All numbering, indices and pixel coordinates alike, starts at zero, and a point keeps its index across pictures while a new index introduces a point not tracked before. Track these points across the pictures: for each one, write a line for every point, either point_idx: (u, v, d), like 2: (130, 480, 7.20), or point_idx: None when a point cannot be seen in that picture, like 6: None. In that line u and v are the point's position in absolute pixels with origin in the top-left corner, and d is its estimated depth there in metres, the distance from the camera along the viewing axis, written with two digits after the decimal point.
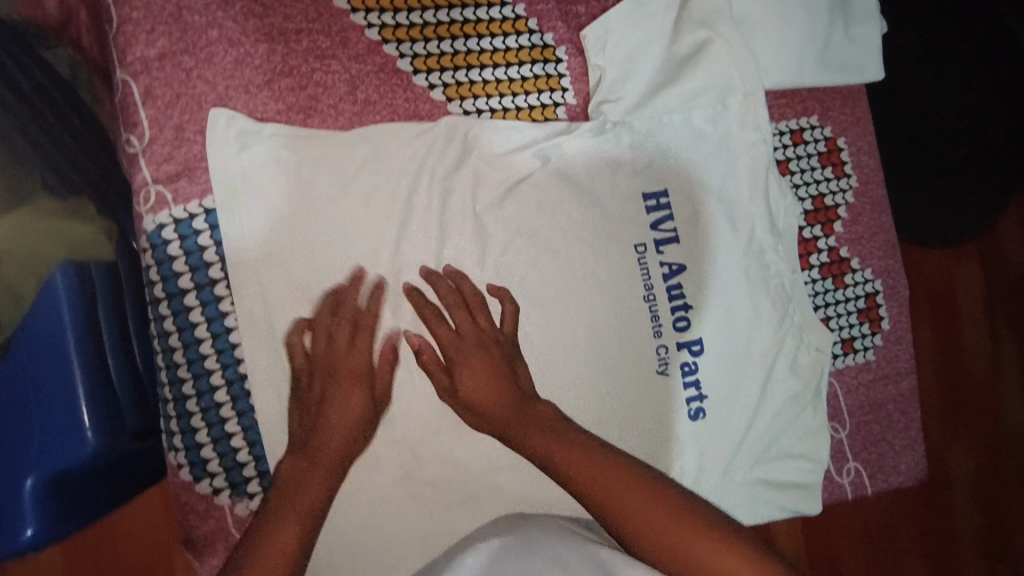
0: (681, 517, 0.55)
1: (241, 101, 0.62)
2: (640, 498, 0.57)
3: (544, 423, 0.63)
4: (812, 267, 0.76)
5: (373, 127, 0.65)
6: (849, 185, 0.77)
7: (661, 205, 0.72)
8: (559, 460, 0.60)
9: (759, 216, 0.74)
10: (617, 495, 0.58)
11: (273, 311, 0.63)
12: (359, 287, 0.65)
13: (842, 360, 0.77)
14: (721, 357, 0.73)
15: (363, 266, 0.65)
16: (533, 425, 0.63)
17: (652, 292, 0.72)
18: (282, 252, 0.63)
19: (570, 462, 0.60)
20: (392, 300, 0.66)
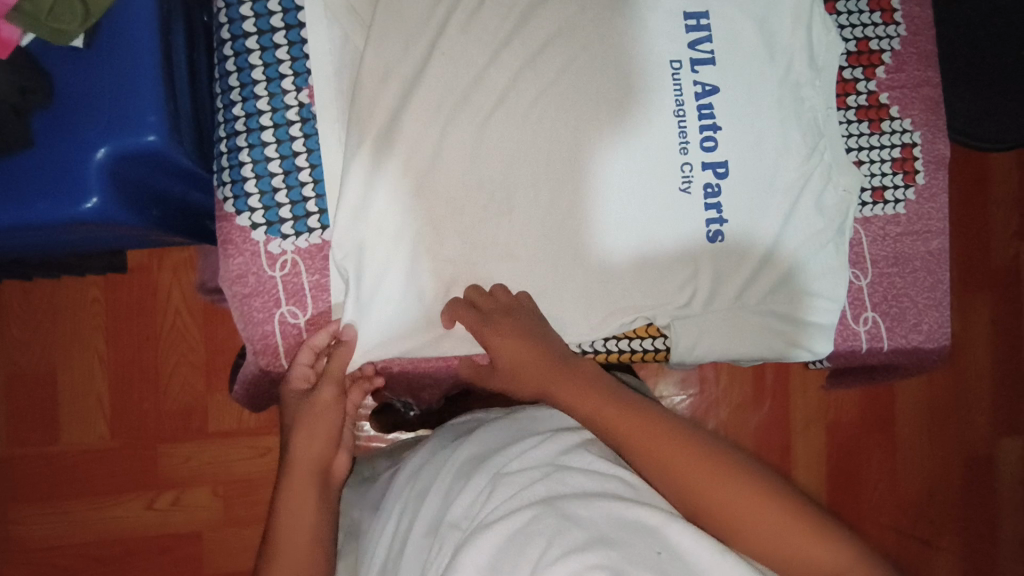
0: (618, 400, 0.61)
1: None
2: (669, 446, 0.56)
3: (592, 384, 0.63)
4: (847, 108, 0.76)
5: None
6: (898, 32, 0.77)
7: (701, 26, 0.73)
8: (563, 390, 0.63)
9: (799, 48, 0.74)
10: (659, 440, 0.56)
11: (318, 70, 0.67)
12: (394, 65, 0.68)
13: (870, 209, 0.77)
14: (744, 183, 0.74)
15: (406, 43, 0.68)
16: (544, 377, 0.65)
17: (683, 109, 0.73)
18: (325, 23, 0.68)
19: (621, 418, 0.59)
20: (428, 81, 0.68)
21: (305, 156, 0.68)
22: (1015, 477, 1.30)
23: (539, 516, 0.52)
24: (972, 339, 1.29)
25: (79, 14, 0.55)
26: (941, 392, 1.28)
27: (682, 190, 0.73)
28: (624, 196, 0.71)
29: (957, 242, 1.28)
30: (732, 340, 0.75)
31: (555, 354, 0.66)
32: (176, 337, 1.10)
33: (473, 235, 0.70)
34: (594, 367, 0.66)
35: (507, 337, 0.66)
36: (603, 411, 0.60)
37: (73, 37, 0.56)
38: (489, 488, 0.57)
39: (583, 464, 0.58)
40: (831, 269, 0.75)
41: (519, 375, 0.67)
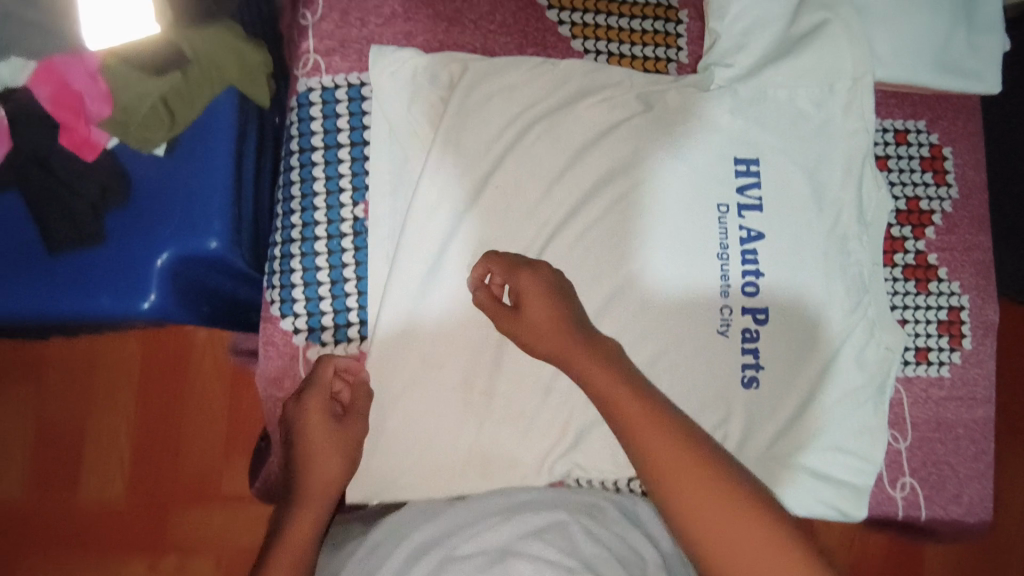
0: (647, 407, 0.56)
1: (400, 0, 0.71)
2: (698, 482, 0.53)
3: (625, 378, 0.58)
4: (895, 264, 0.75)
5: (504, 59, 0.72)
6: (948, 194, 0.77)
7: (750, 172, 0.75)
8: (580, 364, 0.60)
9: (848, 203, 0.75)
10: (678, 472, 0.53)
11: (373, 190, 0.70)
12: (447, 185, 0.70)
13: (913, 368, 0.75)
14: (784, 332, 0.73)
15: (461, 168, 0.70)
16: (563, 347, 0.61)
17: (727, 251, 0.74)
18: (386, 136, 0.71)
19: (649, 437, 0.55)
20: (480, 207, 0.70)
21: (353, 268, 0.70)
22: None
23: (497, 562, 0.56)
24: None
25: (164, 125, 0.60)
26: None
27: (720, 332, 0.73)
28: (670, 265, 0.72)
29: None
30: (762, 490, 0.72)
31: (583, 333, 0.61)
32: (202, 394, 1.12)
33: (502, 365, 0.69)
34: (618, 348, 0.61)
35: (531, 297, 0.62)
36: (631, 414, 0.56)
37: (157, 143, 0.60)
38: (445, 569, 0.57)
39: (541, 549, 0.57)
40: (870, 427, 0.73)
41: (529, 339, 0.63)
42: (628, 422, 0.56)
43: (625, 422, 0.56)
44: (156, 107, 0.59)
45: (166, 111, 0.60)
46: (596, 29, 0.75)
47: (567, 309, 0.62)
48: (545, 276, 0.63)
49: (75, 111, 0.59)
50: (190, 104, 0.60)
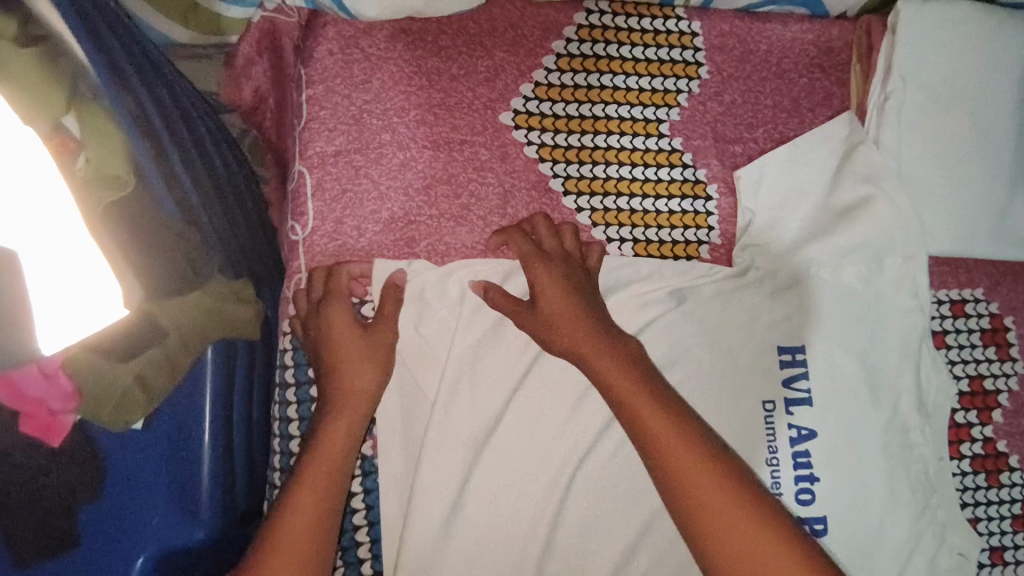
0: (685, 437, 0.54)
1: (398, 201, 0.63)
2: (735, 532, 0.51)
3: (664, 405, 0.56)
4: (961, 456, 0.68)
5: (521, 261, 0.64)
6: (1014, 369, 0.70)
7: (796, 361, 0.67)
8: (624, 398, 0.56)
9: (906, 390, 0.67)
10: (730, 504, 0.52)
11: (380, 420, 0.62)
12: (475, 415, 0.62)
13: (987, 571, 0.68)
14: (847, 545, 0.65)
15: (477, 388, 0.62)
16: (581, 339, 0.59)
17: (776, 456, 0.66)
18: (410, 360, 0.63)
19: (691, 468, 0.53)
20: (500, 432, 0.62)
21: (363, 512, 0.62)
22: None
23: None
24: None
25: (141, 403, 0.52)
26: None
27: None
28: None
29: None
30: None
31: (649, 379, 0.57)
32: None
33: None
34: (640, 349, 0.59)
35: (555, 275, 0.61)
36: (701, 490, 0.52)
37: (131, 422, 0.53)
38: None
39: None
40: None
41: (581, 349, 0.58)
42: (665, 447, 0.54)
43: (653, 440, 0.54)
44: (131, 388, 0.51)
45: (143, 390, 0.52)
46: (618, 213, 0.66)
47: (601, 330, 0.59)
48: (597, 257, 0.64)
49: (34, 399, 0.50)
50: (171, 376, 0.52)
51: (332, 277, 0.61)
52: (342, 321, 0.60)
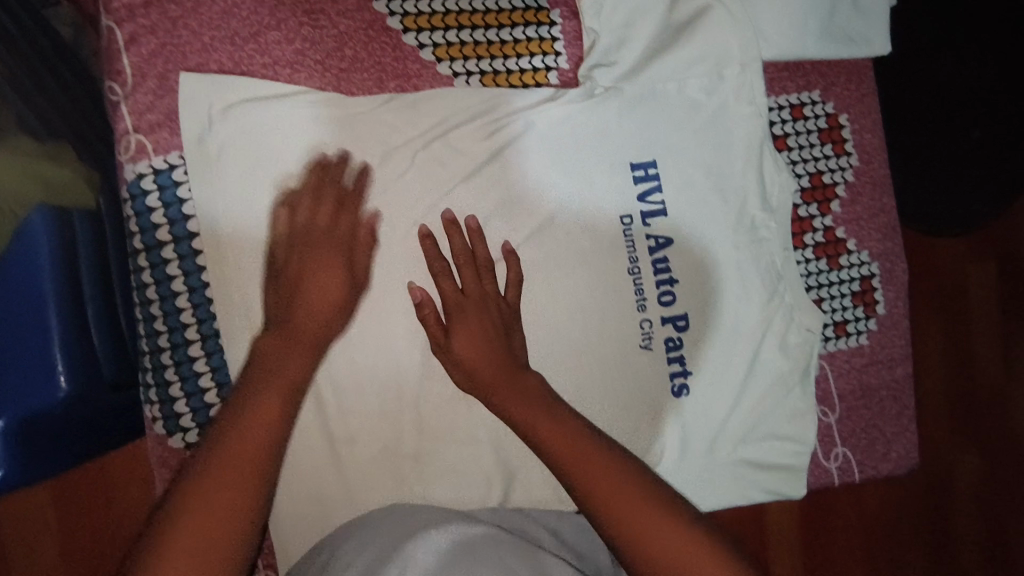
0: (551, 417, 0.58)
1: (226, 51, 0.62)
2: (626, 500, 0.53)
3: (532, 395, 0.60)
4: (805, 245, 0.74)
5: (370, 104, 0.65)
6: (849, 163, 0.75)
7: (649, 176, 0.71)
8: (495, 394, 0.61)
9: (751, 190, 0.73)
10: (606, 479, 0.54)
11: (235, 279, 0.62)
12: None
13: (833, 344, 0.76)
14: (707, 337, 0.72)
15: None
16: (475, 341, 0.62)
17: (637, 266, 0.71)
18: (240, 211, 0.62)
19: (567, 448, 0.56)
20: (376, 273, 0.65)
21: (210, 376, 0.63)
22: None
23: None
24: None
25: None
26: None
27: (643, 347, 0.72)
28: (575, 303, 0.70)
29: None
30: (683, 496, 0.73)
31: (516, 359, 0.62)
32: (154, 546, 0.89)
33: (427, 424, 0.66)
34: (543, 386, 0.61)
35: (472, 332, 0.62)
36: (578, 467, 0.55)
37: None
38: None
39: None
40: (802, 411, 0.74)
41: (506, 404, 0.60)
42: (543, 436, 0.57)
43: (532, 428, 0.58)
44: None
45: None
46: (460, 47, 0.67)
47: (496, 332, 0.62)
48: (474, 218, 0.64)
49: None
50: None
51: (287, 216, 0.60)
52: (302, 211, 0.61)
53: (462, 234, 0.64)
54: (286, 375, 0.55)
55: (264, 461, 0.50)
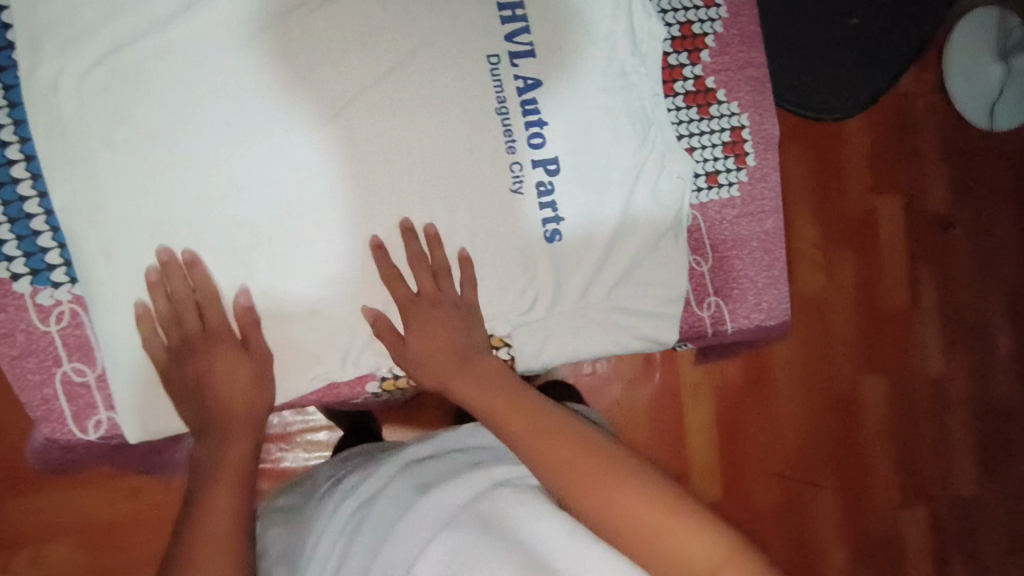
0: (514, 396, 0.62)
1: None
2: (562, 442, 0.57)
3: (492, 376, 0.65)
4: (675, 93, 0.75)
5: None
6: (718, 15, 0.76)
7: (517, 17, 0.70)
8: (449, 378, 0.66)
9: (621, 36, 0.72)
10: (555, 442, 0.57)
11: (70, 93, 0.61)
12: (166, 80, 0.62)
13: (705, 194, 0.77)
14: (577, 181, 0.72)
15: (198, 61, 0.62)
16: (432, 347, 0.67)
17: (505, 105, 0.70)
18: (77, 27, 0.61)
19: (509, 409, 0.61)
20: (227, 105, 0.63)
21: (36, 200, 0.63)
22: (891, 413, 1.47)
23: (481, 474, 0.61)
24: (848, 285, 1.45)
25: None
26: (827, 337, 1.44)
27: (514, 191, 0.71)
28: (443, 142, 0.69)
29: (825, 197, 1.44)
30: (551, 338, 0.75)
31: (467, 345, 0.67)
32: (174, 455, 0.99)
33: (286, 261, 0.66)
34: (500, 367, 0.67)
35: (432, 323, 0.67)
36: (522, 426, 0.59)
37: None
38: (395, 485, 0.62)
39: (505, 472, 0.62)
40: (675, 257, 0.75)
41: (458, 387, 0.65)
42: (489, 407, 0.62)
43: (475, 399, 0.64)
44: None
45: None
46: None
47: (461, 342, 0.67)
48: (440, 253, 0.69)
49: None
50: None
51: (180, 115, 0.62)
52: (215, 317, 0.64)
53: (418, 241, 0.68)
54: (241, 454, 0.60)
55: (239, 464, 0.59)
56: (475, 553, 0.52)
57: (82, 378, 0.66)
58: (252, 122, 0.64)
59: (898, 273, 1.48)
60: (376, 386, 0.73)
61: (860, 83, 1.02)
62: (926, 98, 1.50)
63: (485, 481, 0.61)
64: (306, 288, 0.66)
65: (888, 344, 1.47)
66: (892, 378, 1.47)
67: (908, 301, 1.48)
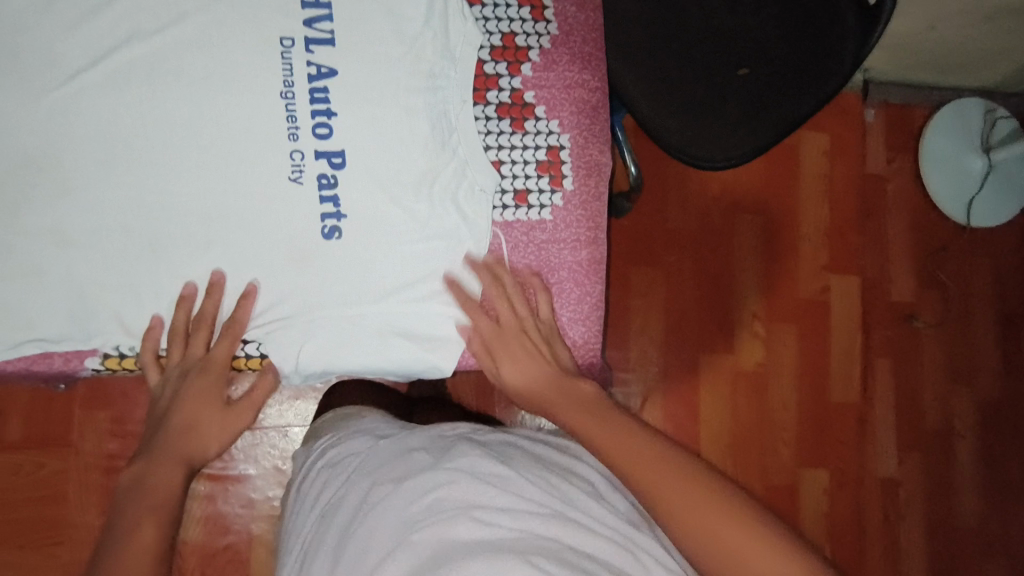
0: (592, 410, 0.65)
1: None
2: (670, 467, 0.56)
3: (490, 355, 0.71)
4: (487, 103, 0.72)
5: None
6: (547, 31, 0.73)
7: (320, 3, 0.67)
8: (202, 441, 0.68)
9: (431, 38, 0.69)
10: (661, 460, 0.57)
11: None
12: None
13: (511, 213, 0.72)
14: (365, 177, 0.68)
15: None
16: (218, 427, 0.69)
17: (291, 89, 0.66)
18: None
19: (579, 414, 0.65)
20: None
21: None
22: (820, 510, 1.34)
23: (419, 468, 0.56)
24: (782, 363, 1.35)
25: None
26: (750, 415, 1.33)
27: (294, 179, 0.66)
28: (216, 119, 0.64)
29: (764, 266, 1.36)
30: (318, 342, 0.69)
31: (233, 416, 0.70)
32: (13, 434, 0.97)
33: (21, 217, 0.61)
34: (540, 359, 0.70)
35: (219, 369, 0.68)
36: (590, 427, 0.63)
37: None
38: (353, 478, 0.59)
39: (470, 466, 0.56)
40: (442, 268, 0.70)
41: (587, 424, 0.63)
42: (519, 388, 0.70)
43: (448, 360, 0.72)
44: None
45: None
46: None
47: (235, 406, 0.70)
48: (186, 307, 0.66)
49: None
50: None
51: None
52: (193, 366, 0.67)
53: (190, 219, 0.64)
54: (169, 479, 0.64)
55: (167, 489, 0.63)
56: (468, 545, 0.48)
57: None
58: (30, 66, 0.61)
59: (842, 357, 1.38)
60: (97, 362, 0.67)
61: (741, 136, 0.92)
62: (894, 180, 1.42)
63: (446, 481, 0.54)
64: (39, 250, 0.62)
65: (829, 435, 1.36)
66: (829, 470, 1.36)
67: (856, 391, 1.38)
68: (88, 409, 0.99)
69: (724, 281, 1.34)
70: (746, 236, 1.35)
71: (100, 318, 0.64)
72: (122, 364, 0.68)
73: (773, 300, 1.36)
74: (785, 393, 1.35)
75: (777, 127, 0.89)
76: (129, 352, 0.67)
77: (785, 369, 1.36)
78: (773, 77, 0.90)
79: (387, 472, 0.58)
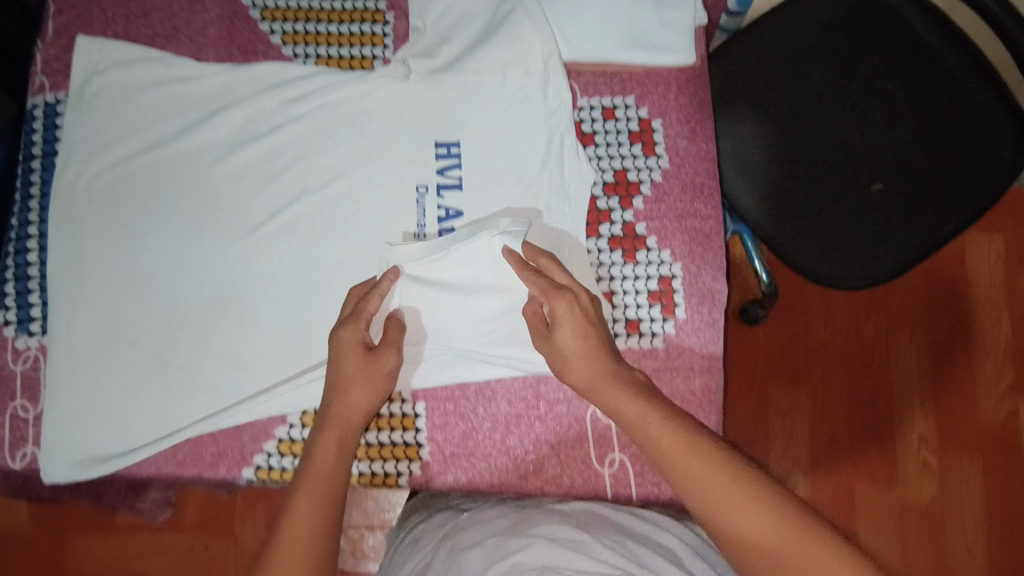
0: (696, 440, 0.58)
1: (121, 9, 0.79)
2: (783, 537, 0.51)
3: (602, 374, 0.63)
4: (600, 236, 0.75)
5: (211, 65, 0.77)
6: (658, 165, 0.76)
7: (451, 154, 0.77)
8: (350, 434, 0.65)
9: (548, 179, 0.75)
10: (768, 521, 0.52)
11: (78, 188, 0.75)
12: (153, 183, 0.76)
13: (625, 341, 0.73)
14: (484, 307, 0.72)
15: (180, 172, 0.76)
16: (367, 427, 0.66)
17: (424, 231, 0.75)
18: (94, 141, 0.76)
19: (677, 450, 0.58)
20: (195, 208, 0.76)
21: (37, 266, 0.75)
22: None
23: (500, 535, 0.57)
24: (963, 501, 1.16)
25: None
26: (925, 563, 1.15)
27: None
28: (362, 260, 0.74)
29: (931, 385, 1.20)
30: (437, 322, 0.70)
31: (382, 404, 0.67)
32: (189, 521, 1.11)
33: (207, 344, 0.74)
34: (636, 378, 0.64)
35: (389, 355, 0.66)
36: (691, 471, 0.56)
37: None
38: (438, 546, 0.60)
39: (547, 534, 0.57)
40: (510, 279, 0.69)
41: (690, 466, 0.56)
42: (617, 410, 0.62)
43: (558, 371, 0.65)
44: None
45: None
46: (292, 42, 0.79)
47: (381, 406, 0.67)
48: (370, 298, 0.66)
49: None
50: None
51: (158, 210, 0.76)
52: (361, 358, 0.65)
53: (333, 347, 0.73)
54: (323, 476, 0.63)
55: (325, 487, 0.62)
56: None
57: (23, 414, 0.73)
58: (226, 220, 0.76)
59: None
60: (251, 473, 0.74)
61: (879, 253, 0.87)
62: None
63: (525, 547, 0.55)
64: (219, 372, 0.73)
65: None
66: None
67: None
68: (250, 502, 1.10)
69: (881, 401, 1.20)
70: (904, 351, 1.22)
71: (258, 432, 0.74)
72: (272, 476, 0.74)
73: (946, 427, 1.19)
74: (970, 538, 1.15)
75: (920, 242, 0.84)
76: (277, 464, 0.73)
77: (967, 509, 1.16)
78: (916, 190, 0.84)
79: (471, 539, 0.59)
